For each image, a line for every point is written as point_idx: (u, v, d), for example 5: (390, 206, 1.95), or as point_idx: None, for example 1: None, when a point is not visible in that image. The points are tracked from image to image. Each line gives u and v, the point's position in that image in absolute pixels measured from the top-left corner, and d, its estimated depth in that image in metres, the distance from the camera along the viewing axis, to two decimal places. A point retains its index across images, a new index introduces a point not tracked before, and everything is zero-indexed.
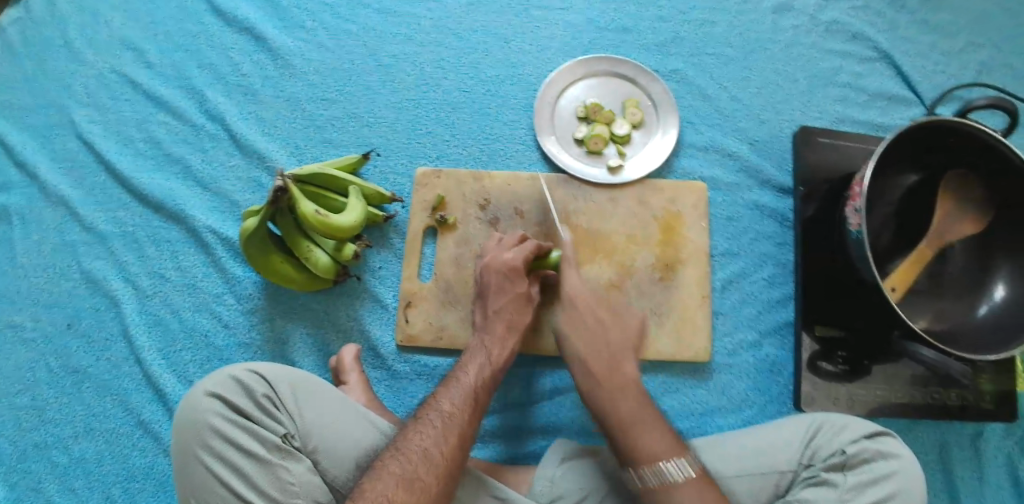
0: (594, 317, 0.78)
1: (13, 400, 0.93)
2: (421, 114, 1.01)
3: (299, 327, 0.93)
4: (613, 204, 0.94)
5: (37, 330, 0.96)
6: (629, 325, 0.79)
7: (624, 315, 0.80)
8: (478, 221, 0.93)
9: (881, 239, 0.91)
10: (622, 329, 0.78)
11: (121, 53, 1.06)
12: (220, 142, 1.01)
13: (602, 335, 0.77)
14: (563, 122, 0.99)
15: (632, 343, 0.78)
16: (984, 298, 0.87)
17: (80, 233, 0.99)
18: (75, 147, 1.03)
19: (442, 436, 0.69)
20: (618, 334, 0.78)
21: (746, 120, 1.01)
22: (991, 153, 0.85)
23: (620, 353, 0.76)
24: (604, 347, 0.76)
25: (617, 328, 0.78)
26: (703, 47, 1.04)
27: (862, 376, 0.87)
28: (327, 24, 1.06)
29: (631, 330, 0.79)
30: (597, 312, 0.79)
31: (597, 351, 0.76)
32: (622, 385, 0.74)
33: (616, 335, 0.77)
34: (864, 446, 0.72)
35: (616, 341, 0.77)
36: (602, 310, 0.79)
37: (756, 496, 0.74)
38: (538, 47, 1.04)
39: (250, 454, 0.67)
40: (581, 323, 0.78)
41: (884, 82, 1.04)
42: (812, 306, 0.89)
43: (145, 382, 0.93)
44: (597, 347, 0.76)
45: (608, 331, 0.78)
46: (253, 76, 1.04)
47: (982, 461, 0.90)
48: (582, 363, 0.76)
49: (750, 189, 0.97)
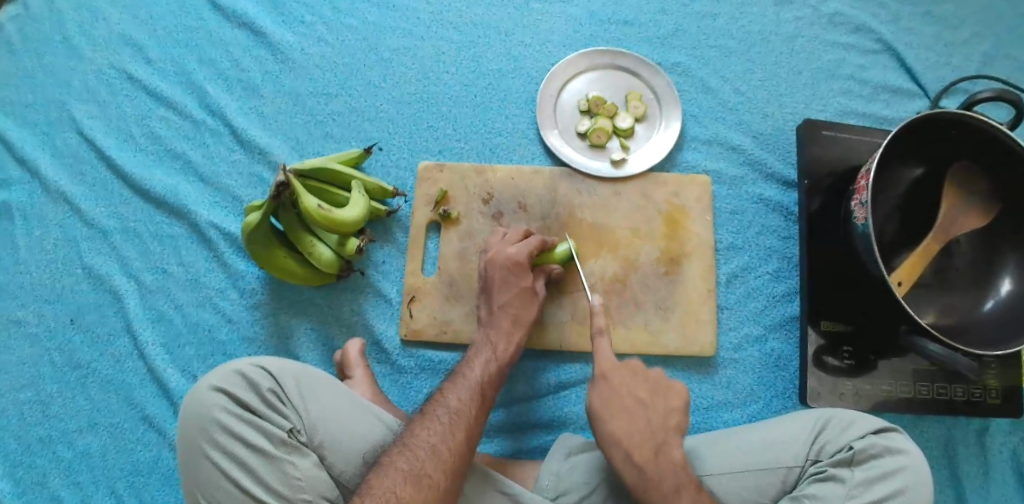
0: (633, 400, 0.72)
1: (17, 395, 0.93)
2: (423, 109, 1.00)
3: (302, 322, 0.93)
4: (617, 198, 0.93)
5: (40, 325, 0.96)
6: (671, 406, 0.73)
7: (666, 394, 0.74)
8: (482, 216, 0.93)
9: (886, 233, 0.92)
10: (665, 411, 0.73)
11: (121, 48, 1.06)
12: (221, 137, 1.01)
13: (645, 421, 0.71)
14: (565, 115, 0.99)
15: (676, 427, 0.72)
16: (990, 292, 0.87)
17: (82, 228, 0.99)
18: (76, 143, 1.02)
19: (449, 432, 0.68)
20: (660, 419, 0.72)
21: (749, 113, 1.00)
22: (995, 145, 0.84)
23: (665, 442, 0.71)
24: (646, 434, 0.70)
25: (658, 411, 0.72)
26: (706, 40, 1.04)
27: (868, 370, 0.87)
28: (327, 18, 1.05)
29: (675, 411, 0.73)
30: (636, 391, 0.73)
31: (641, 441, 0.70)
32: (677, 483, 0.68)
33: (659, 418, 0.72)
34: (871, 442, 0.72)
35: (657, 424, 0.71)
36: (642, 391, 0.73)
37: (763, 492, 0.74)
38: (540, 40, 1.03)
39: (256, 448, 0.67)
40: (619, 407, 0.71)
41: (888, 75, 1.03)
42: (818, 301, 0.89)
43: (148, 378, 0.93)
44: (641, 436, 0.70)
45: (650, 414, 0.72)
46: (253, 71, 1.03)
47: (986, 453, 0.91)
48: (626, 455, 0.69)
49: (753, 182, 0.97)
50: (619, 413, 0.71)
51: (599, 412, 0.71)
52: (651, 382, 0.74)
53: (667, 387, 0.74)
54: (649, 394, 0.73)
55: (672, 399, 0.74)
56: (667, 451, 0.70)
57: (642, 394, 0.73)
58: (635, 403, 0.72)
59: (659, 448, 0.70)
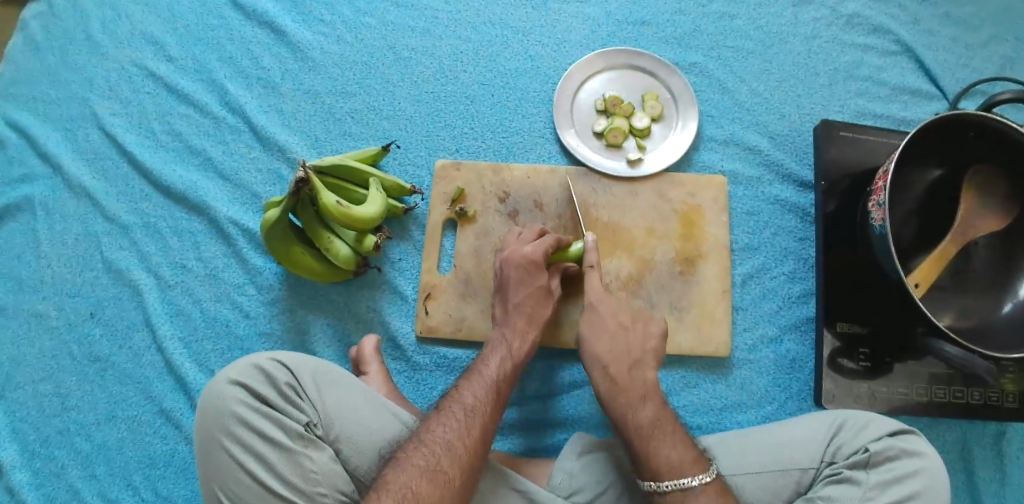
0: (616, 323, 0.79)
1: (37, 387, 0.94)
2: (440, 107, 1.01)
3: (319, 318, 0.94)
4: (633, 198, 0.94)
5: (60, 319, 0.97)
6: (651, 332, 0.80)
7: (646, 322, 0.80)
8: (497, 214, 0.93)
9: (903, 237, 0.91)
10: (643, 335, 0.79)
11: (142, 46, 1.07)
12: (240, 134, 1.02)
13: (623, 342, 0.78)
14: (582, 115, 0.99)
15: (655, 350, 0.78)
16: (1008, 296, 0.86)
17: (102, 223, 1.00)
18: (97, 139, 1.04)
19: (465, 429, 0.69)
20: (639, 340, 0.78)
21: (766, 114, 1.00)
22: (1017, 149, 0.85)
23: (640, 359, 0.77)
24: (621, 350, 0.77)
25: (640, 334, 0.79)
26: (723, 40, 1.04)
27: (883, 372, 0.87)
28: (346, 17, 1.06)
29: (653, 338, 0.79)
30: (620, 318, 0.80)
31: (617, 359, 0.76)
32: (641, 395, 0.74)
33: (638, 340, 0.78)
34: (888, 444, 0.72)
35: (636, 345, 0.78)
36: (626, 317, 0.80)
37: (777, 493, 0.74)
38: (557, 40, 1.03)
39: (273, 442, 0.68)
40: (602, 329, 0.79)
41: (907, 76, 1.03)
42: (833, 302, 0.88)
43: (166, 371, 0.94)
44: (619, 355, 0.77)
45: (632, 336, 0.78)
46: (272, 69, 1.04)
47: (1003, 458, 0.91)
48: (603, 369, 0.76)
49: (770, 183, 0.97)
50: (603, 336, 0.78)
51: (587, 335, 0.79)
52: (634, 310, 0.81)
53: (646, 318, 0.80)
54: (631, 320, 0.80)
55: (651, 329, 0.80)
56: (641, 368, 0.76)
57: (624, 322, 0.80)
58: (614, 328, 0.79)
59: (633, 366, 0.76)
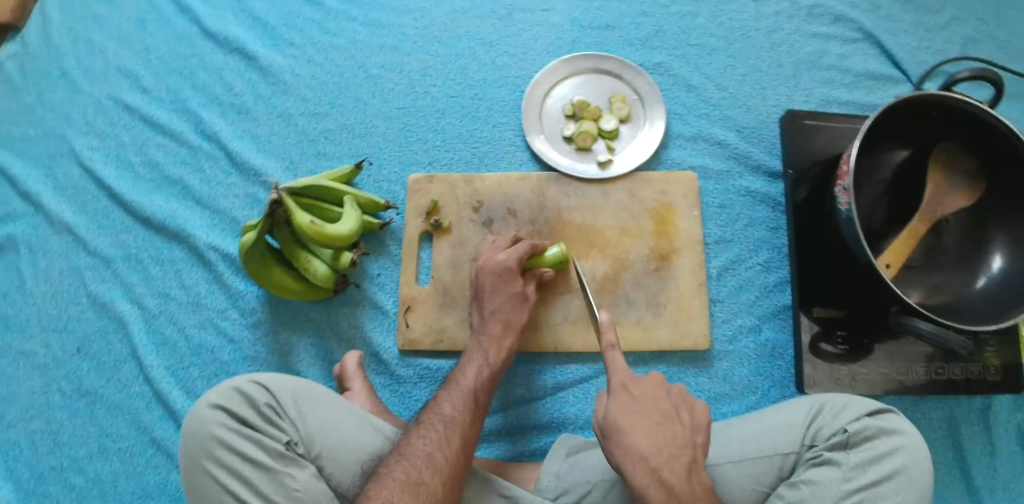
0: (658, 412, 0.67)
1: (28, 425, 0.95)
2: (411, 122, 1.02)
3: (302, 338, 0.94)
4: (605, 199, 0.95)
5: (48, 355, 0.98)
6: (692, 415, 0.68)
7: (688, 408, 0.69)
8: (472, 223, 0.94)
9: (875, 219, 0.91)
10: (691, 428, 0.67)
11: (117, 80, 1.09)
12: (216, 161, 1.03)
13: (671, 437, 0.66)
14: (551, 120, 1.00)
15: (704, 444, 0.67)
16: (981, 270, 0.88)
17: (86, 257, 1.01)
18: (76, 175, 1.05)
19: (444, 440, 0.69)
20: (686, 435, 0.66)
21: (733, 108, 1.01)
22: (983, 129, 0.86)
23: (693, 460, 0.65)
24: (671, 448, 0.65)
25: (685, 425, 0.67)
26: (687, 38, 1.05)
27: (864, 354, 0.87)
28: (315, 39, 1.07)
29: (702, 430, 0.68)
30: (662, 406, 0.68)
31: (669, 460, 0.64)
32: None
33: (686, 434, 0.66)
34: (865, 424, 0.72)
35: (685, 439, 0.66)
36: (667, 404, 0.68)
37: (760, 479, 0.74)
38: (523, 49, 1.05)
39: (255, 462, 0.68)
40: (642, 421, 0.66)
41: (870, 62, 1.04)
42: (809, 289, 0.89)
43: (155, 400, 0.95)
44: (668, 453, 0.64)
45: (679, 429, 0.66)
46: (245, 94, 1.06)
47: (991, 432, 0.91)
48: (653, 474, 0.63)
49: (740, 175, 0.98)
50: (642, 427, 0.65)
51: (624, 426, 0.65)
52: (673, 395, 0.69)
53: (689, 403, 0.69)
54: (668, 404, 0.68)
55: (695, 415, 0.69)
56: (697, 469, 0.65)
57: (666, 409, 0.68)
58: (654, 418, 0.67)
59: (690, 469, 0.64)
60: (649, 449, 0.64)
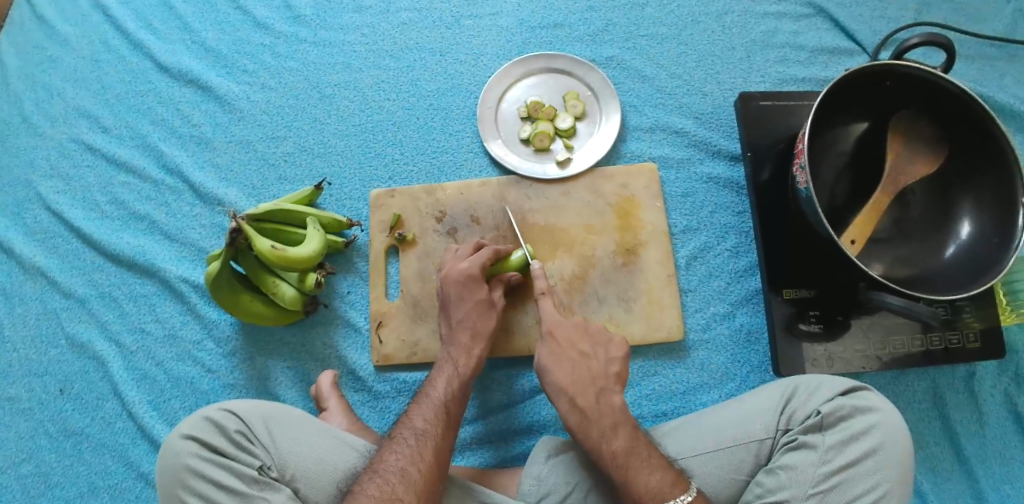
0: (576, 351, 0.78)
1: (18, 470, 0.96)
2: (369, 138, 1.02)
3: (278, 362, 0.95)
4: (567, 197, 0.95)
5: (31, 400, 0.98)
6: (605, 346, 0.79)
7: (607, 345, 0.79)
8: (437, 234, 0.95)
9: (838, 197, 0.89)
10: (604, 360, 0.78)
11: (78, 122, 1.10)
12: (181, 193, 1.04)
13: (585, 369, 0.77)
14: (508, 124, 1.00)
15: (617, 374, 0.77)
16: (950, 237, 0.86)
17: (60, 300, 1.02)
18: (45, 219, 1.06)
19: (417, 454, 0.69)
20: (600, 367, 0.77)
21: (688, 95, 1.01)
22: (940, 95, 0.84)
23: (604, 385, 0.76)
24: (584, 378, 0.76)
25: (601, 359, 0.78)
26: (637, 30, 1.05)
27: (838, 332, 0.87)
28: (268, 64, 1.08)
29: (617, 361, 0.78)
30: (579, 346, 0.79)
31: (583, 388, 0.75)
32: (611, 424, 0.73)
33: (598, 366, 0.77)
34: (838, 404, 0.71)
35: (598, 370, 0.77)
36: (584, 344, 0.79)
37: (738, 468, 0.73)
38: (474, 55, 1.05)
39: (228, 489, 0.68)
40: (563, 360, 0.77)
41: (823, 37, 1.03)
42: (777, 271, 0.89)
43: (139, 435, 0.95)
44: (582, 383, 0.76)
45: (593, 362, 0.77)
46: (204, 125, 1.07)
47: (976, 399, 0.90)
48: (569, 400, 0.75)
49: (701, 162, 0.98)
50: (562, 365, 0.77)
51: (545, 365, 0.77)
52: (592, 336, 0.80)
53: (608, 342, 0.79)
54: (581, 336, 0.79)
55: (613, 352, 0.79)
56: (607, 392, 0.75)
57: (585, 350, 0.79)
58: (571, 356, 0.78)
59: (599, 392, 0.75)
60: (566, 382, 0.76)
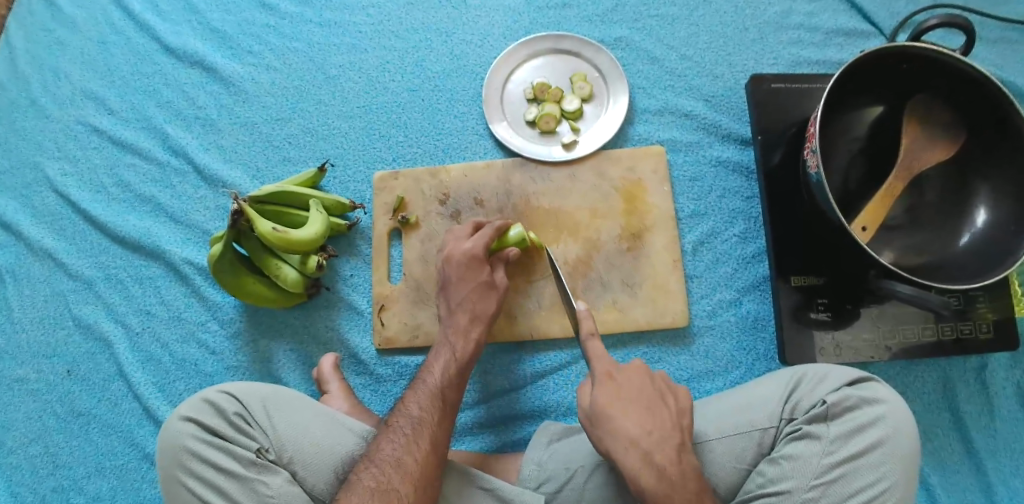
0: (647, 400, 0.70)
1: (27, 449, 0.97)
2: (373, 120, 1.01)
3: (282, 345, 0.95)
4: (573, 181, 0.93)
5: (40, 380, 0.99)
6: (664, 384, 0.73)
7: (675, 395, 0.72)
8: (440, 217, 0.94)
9: (850, 181, 0.87)
10: (677, 410, 0.70)
11: (85, 104, 1.09)
12: (186, 175, 1.03)
13: (658, 420, 0.69)
14: (513, 106, 0.99)
15: (688, 426, 0.70)
16: (965, 225, 0.84)
17: (68, 281, 1.02)
18: (52, 201, 1.06)
19: (413, 443, 0.69)
20: (673, 418, 0.70)
21: (698, 77, 0.99)
22: (962, 80, 0.81)
23: (681, 441, 0.68)
24: (660, 431, 0.68)
25: (672, 409, 0.71)
26: (647, 10, 1.02)
27: (847, 321, 0.85)
28: (273, 45, 1.07)
29: (686, 413, 0.71)
30: (648, 392, 0.71)
31: (660, 444, 0.67)
32: (695, 491, 0.66)
33: (673, 416, 0.70)
34: (845, 395, 0.69)
35: (672, 422, 0.69)
36: (653, 392, 0.71)
37: (741, 457, 0.72)
38: (480, 36, 1.03)
39: (227, 472, 0.68)
40: (627, 406, 0.69)
41: (839, 17, 1.01)
42: (785, 257, 0.87)
43: (145, 416, 0.96)
44: (658, 437, 0.68)
45: (666, 413, 0.70)
46: (209, 107, 1.06)
47: (988, 391, 0.88)
48: (645, 457, 0.66)
49: (710, 145, 0.96)
50: (631, 414, 0.69)
51: (612, 412, 0.68)
52: (657, 383, 0.72)
53: (674, 389, 0.72)
54: (642, 375, 0.72)
55: (679, 401, 0.72)
56: (686, 451, 0.68)
57: (653, 396, 0.71)
58: (642, 403, 0.70)
59: (679, 448, 0.68)
60: (639, 434, 0.68)
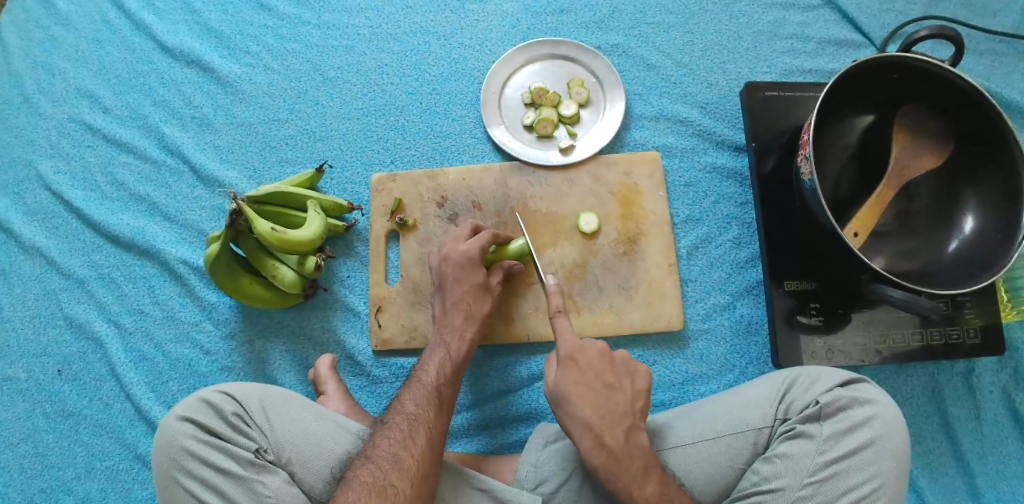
0: (602, 383, 0.72)
1: (16, 449, 0.95)
2: (371, 122, 1.02)
3: (277, 345, 0.95)
4: (569, 184, 0.94)
5: (30, 380, 0.98)
6: (620, 365, 0.74)
7: (632, 378, 0.74)
8: (437, 219, 0.94)
9: (841, 188, 0.89)
10: (631, 395, 0.73)
11: (79, 102, 1.09)
12: (181, 175, 1.03)
13: (613, 406, 0.71)
14: (510, 110, 0.99)
15: (642, 410, 0.73)
16: (954, 232, 0.86)
17: (59, 280, 1.01)
18: (44, 199, 1.05)
19: (410, 439, 0.69)
20: (626, 403, 0.72)
21: (693, 84, 1.00)
22: (953, 90, 0.83)
23: (633, 423, 0.71)
24: (612, 414, 0.71)
25: (626, 394, 0.73)
26: (644, 18, 1.04)
27: (838, 325, 0.87)
28: (270, 45, 1.07)
29: (642, 395, 0.74)
30: (606, 378, 0.73)
31: (612, 426, 0.70)
32: (642, 468, 0.69)
33: (626, 401, 0.72)
34: (837, 395, 0.71)
35: (625, 406, 0.72)
36: (610, 376, 0.73)
37: (735, 458, 0.73)
38: (478, 40, 1.04)
39: (226, 472, 0.68)
40: (585, 391, 0.71)
41: (831, 28, 1.02)
42: (778, 261, 0.88)
43: (137, 417, 0.95)
44: (611, 419, 0.71)
45: (620, 398, 0.72)
46: (205, 106, 1.06)
47: (975, 396, 0.90)
48: (596, 440, 0.69)
49: (705, 152, 0.97)
50: (588, 399, 0.71)
51: (568, 396, 0.71)
52: (617, 368, 0.74)
53: (630, 372, 0.74)
54: (601, 355, 0.74)
55: (637, 384, 0.74)
56: (636, 433, 0.71)
57: (610, 380, 0.73)
58: (599, 385, 0.72)
59: (629, 432, 0.71)
60: (593, 419, 0.70)
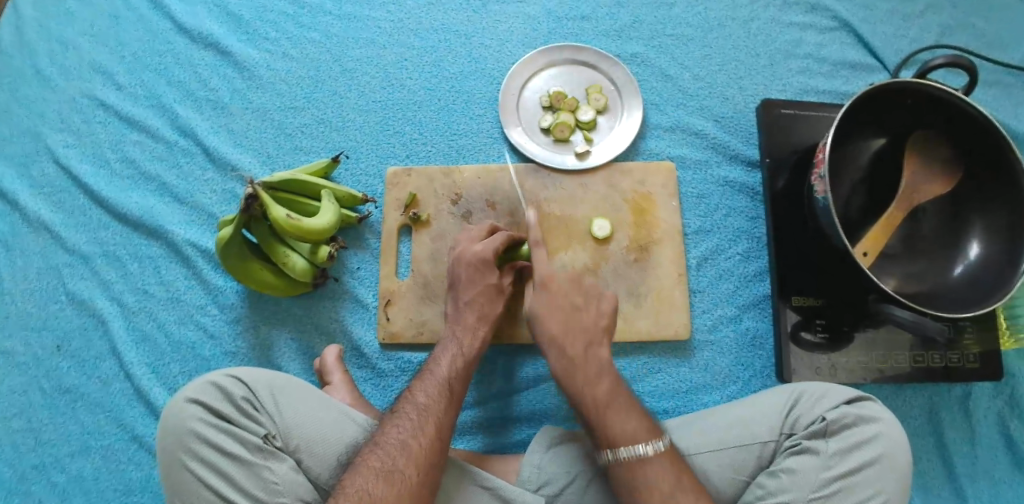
0: (568, 302, 0.78)
1: (8, 425, 0.94)
2: (389, 116, 1.02)
3: (282, 333, 0.94)
4: (583, 189, 0.95)
5: (28, 354, 0.96)
6: (602, 310, 0.78)
7: (599, 300, 0.79)
8: (451, 216, 0.95)
9: (852, 207, 0.90)
10: (596, 314, 0.78)
11: (93, 78, 1.08)
12: (194, 157, 1.03)
13: (576, 322, 0.77)
14: (529, 112, 1.00)
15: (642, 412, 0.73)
16: (959, 257, 0.87)
17: (64, 256, 1.00)
18: (53, 174, 1.04)
19: (420, 427, 0.69)
20: (592, 320, 0.77)
21: (710, 98, 1.02)
22: (964, 118, 0.85)
23: (596, 337, 0.76)
24: (575, 327, 0.76)
25: (593, 313, 0.78)
26: (663, 29, 1.05)
27: (843, 343, 0.88)
28: (291, 33, 1.07)
29: (606, 316, 0.78)
30: (573, 299, 0.78)
31: (573, 338, 0.75)
32: (596, 372, 0.74)
33: (591, 318, 0.77)
34: (843, 412, 0.72)
35: (590, 324, 0.77)
36: (577, 297, 0.78)
37: (739, 468, 0.74)
38: (499, 41, 1.05)
39: (232, 456, 0.68)
40: (554, 309, 0.77)
41: (846, 50, 1.04)
42: (787, 277, 0.89)
43: (136, 397, 0.93)
44: (573, 333, 0.76)
45: (585, 316, 0.77)
46: (221, 90, 1.05)
47: (971, 419, 0.91)
48: (558, 349, 0.75)
49: (718, 165, 0.98)
50: (553, 316, 0.76)
51: (538, 313, 0.77)
52: (585, 289, 0.79)
53: (599, 296, 0.79)
54: (583, 300, 0.78)
55: (604, 306, 0.79)
56: (597, 346, 0.76)
57: (577, 301, 0.78)
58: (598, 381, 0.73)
59: (589, 344, 0.75)
60: (557, 332, 0.76)
